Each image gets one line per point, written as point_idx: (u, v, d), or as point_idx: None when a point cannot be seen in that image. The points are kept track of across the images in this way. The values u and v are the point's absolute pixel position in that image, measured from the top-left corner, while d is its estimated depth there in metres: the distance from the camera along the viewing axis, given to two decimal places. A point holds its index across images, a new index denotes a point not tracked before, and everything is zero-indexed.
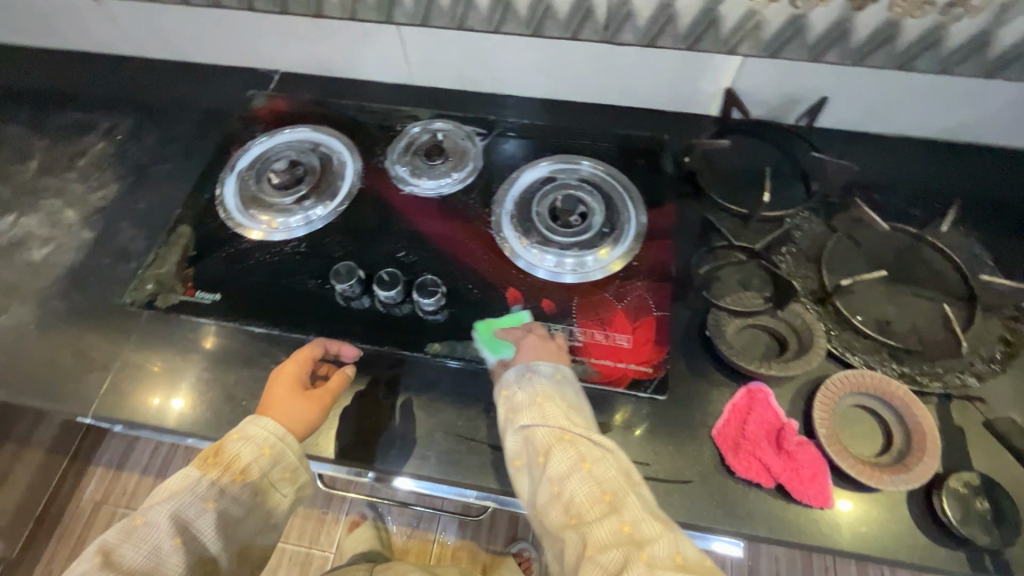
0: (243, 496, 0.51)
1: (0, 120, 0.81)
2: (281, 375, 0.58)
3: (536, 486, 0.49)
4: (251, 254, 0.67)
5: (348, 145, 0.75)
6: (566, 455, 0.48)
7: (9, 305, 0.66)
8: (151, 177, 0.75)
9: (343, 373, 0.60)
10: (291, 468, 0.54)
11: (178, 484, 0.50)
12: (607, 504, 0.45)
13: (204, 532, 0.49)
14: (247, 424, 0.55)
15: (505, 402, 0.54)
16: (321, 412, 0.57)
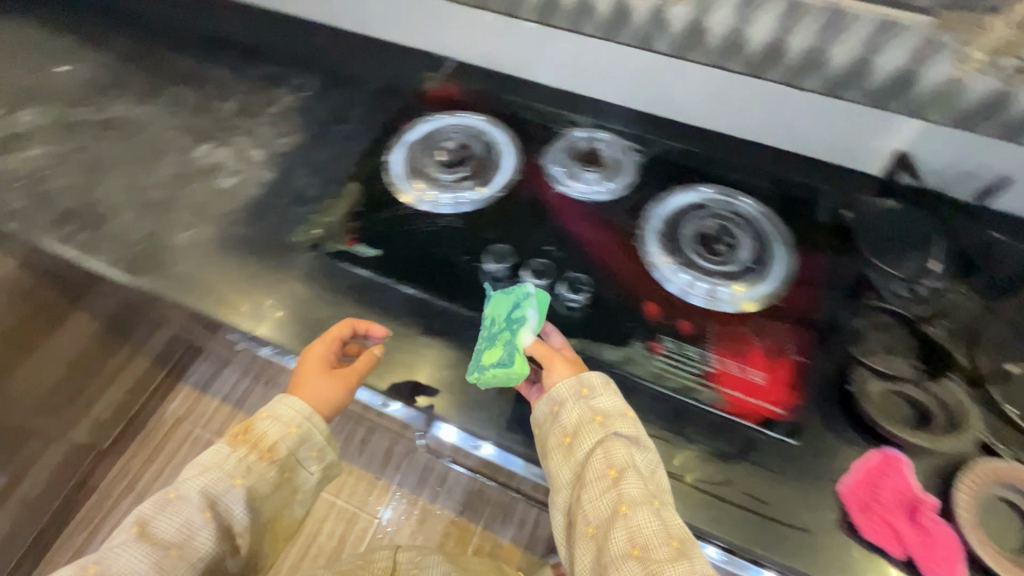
0: (269, 474, 0.57)
1: (212, 62, 0.91)
2: (309, 354, 0.62)
3: (602, 501, 0.52)
4: (410, 220, 0.72)
5: (510, 140, 0.80)
6: (644, 486, 0.51)
7: (196, 221, 0.73)
8: (330, 134, 0.82)
9: (370, 353, 0.63)
10: (319, 448, 0.60)
11: (211, 459, 0.56)
12: (675, 548, 0.49)
13: (234, 504, 0.55)
14: (275, 403, 0.60)
15: (587, 403, 0.55)
16: (347, 389, 0.61)
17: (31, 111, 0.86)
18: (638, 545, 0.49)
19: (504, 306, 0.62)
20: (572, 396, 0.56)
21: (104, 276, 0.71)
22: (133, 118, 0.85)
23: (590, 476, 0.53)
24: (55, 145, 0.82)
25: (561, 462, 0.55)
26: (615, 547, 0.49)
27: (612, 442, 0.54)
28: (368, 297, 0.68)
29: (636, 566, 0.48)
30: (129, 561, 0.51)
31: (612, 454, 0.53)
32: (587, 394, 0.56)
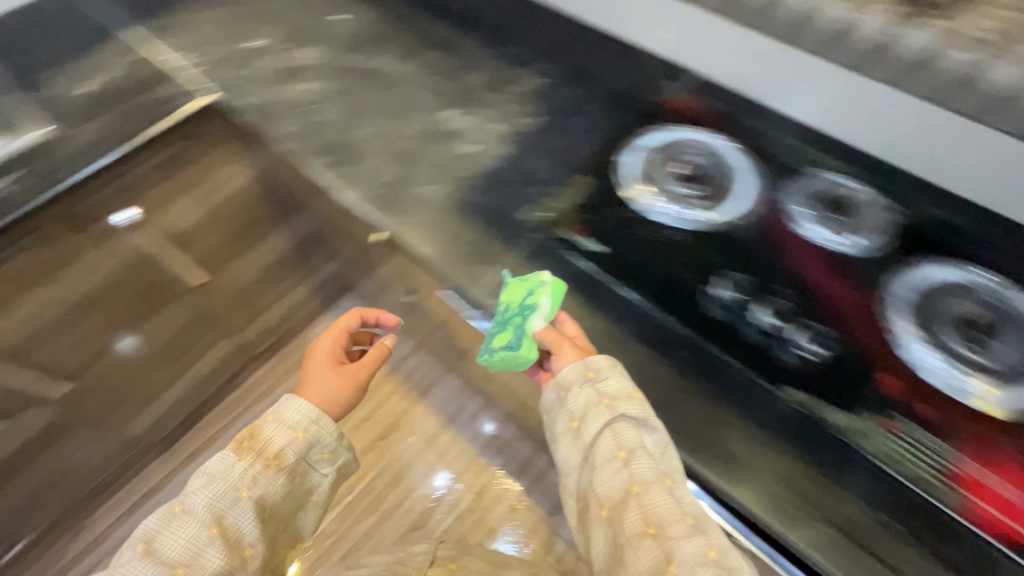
0: (278, 479, 0.71)
1: (467, 37, 0.98)
2: (320, 351, 0.83)
3: (615, 483, 0.59)
4: (637, 225, 0.73)
5: (751, 170, 0.76)
6: (655, 468, 0.58)
7: (435, 177, 0.79)
8: (565, 124, 0.85)
9: (380, 346, 0.84)
10: (328, 451, 0.75)
11: (221, 466, 0.69)
12: (688, 525, 0.57)
13: (240, 517, 0.68)
14: (281, 409, 0.74)
15: (593, 386, 0.61)
16: (354, 384, 0.80)
17: (311, 49, 0.97)
18: (654, 520, 0.57)
19: (519, 292, 0.66)
20: (577, 379, 0.62)
21: (349, 208, 0.79)
22: (392, 72, 0.92)
23: (599, 459, 0.61)
24: (327, 83, 0.91)
25: (572, 444, 0.62)
26: (630, 527, 0.57)
27: (618, 424, 0.60)
28: (584, 288, 0.69)
29: (652, 542, 0.57)
30: (141, 572, 0.64)
31: (620, 438, 0.60)
32: (593, 377, 0.61)
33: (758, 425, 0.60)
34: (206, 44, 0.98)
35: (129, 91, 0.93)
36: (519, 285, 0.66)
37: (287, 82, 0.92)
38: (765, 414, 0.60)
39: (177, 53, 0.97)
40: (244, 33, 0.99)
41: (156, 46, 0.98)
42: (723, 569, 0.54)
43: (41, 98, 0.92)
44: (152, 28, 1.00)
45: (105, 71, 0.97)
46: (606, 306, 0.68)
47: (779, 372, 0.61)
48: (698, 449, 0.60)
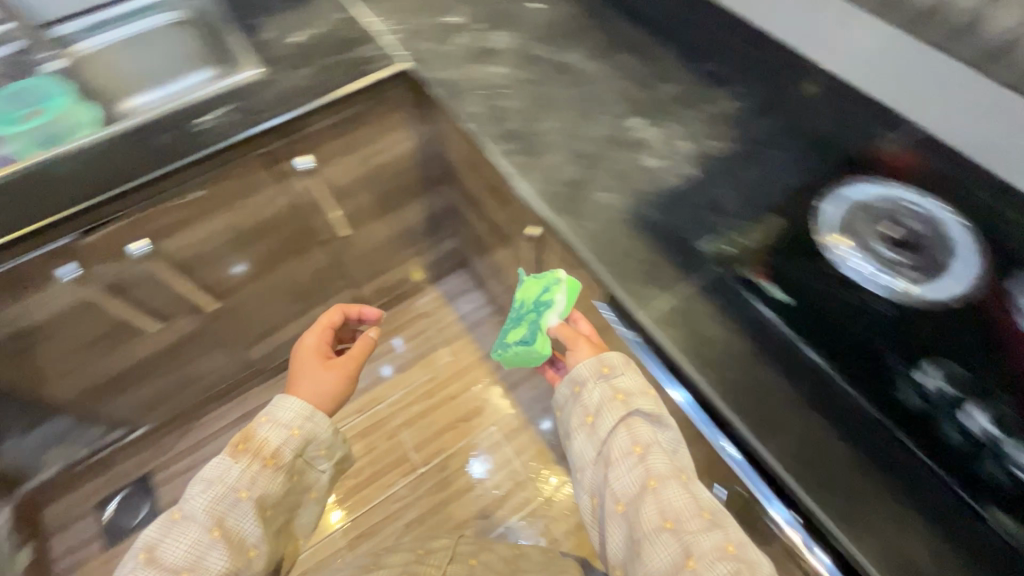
0: (277, 479, 0.73)
1: (663, 45, 0.94)
2: (307, 348, 0.90)
3: (631, 480, 0.67)
4: (830, 282, 0.66)
5: (974, 251, 0.67)
6: (669, 463, 0.67)
7: (613, 185, 0.76)
8: (760, 156, 0.80)
9: (365, 339, 0.90)
10: (324, 448, 0.78)
11: (219, 469, 0.71)
12: (706, 519, 0.63)
13: (239, 518, 0.69)
14: (274, 408, 0.77)
15: (608, 385, 0.72)
16: (344, 381, 0.86)
17: (503, 34, 0.97)
18: (670, 516, 0.63)
19: (536, 291, 0.84)
20: (592, 375, 0.73)
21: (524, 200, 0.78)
22: (582, 69, 0.91)
23: (615, 455, 0.69)
24: (515, 69, 0.91)
25: (589, 439, 0.71)
26: (649, 521, 0.64)
27: (632, 420, 0.70)
28: (765, 344, 0.63)
29: (670, 535, 0.63)
30: None
31: (636, 436, 0.69)
32: (607, 373, 0.72)
33: (947, 536, 0.52)
34: (406, 13, 1.01)
35: (332, 46, 0.96)
36: (536, 286, 0.84)
37: (477, 62, 0.93)
38: (958, 525, 0.52)
39: (379, 16, 1.01)
40: (442, 8, 1.01)
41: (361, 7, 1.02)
42: (743, 563, 0.59)
43: (254, 40, 0.99)
44: None
45: (312, 22, 1.00)
46: (781, 359, 0.62)
47: (969, 477, 0.53)
48: (869, 537, 0.52)
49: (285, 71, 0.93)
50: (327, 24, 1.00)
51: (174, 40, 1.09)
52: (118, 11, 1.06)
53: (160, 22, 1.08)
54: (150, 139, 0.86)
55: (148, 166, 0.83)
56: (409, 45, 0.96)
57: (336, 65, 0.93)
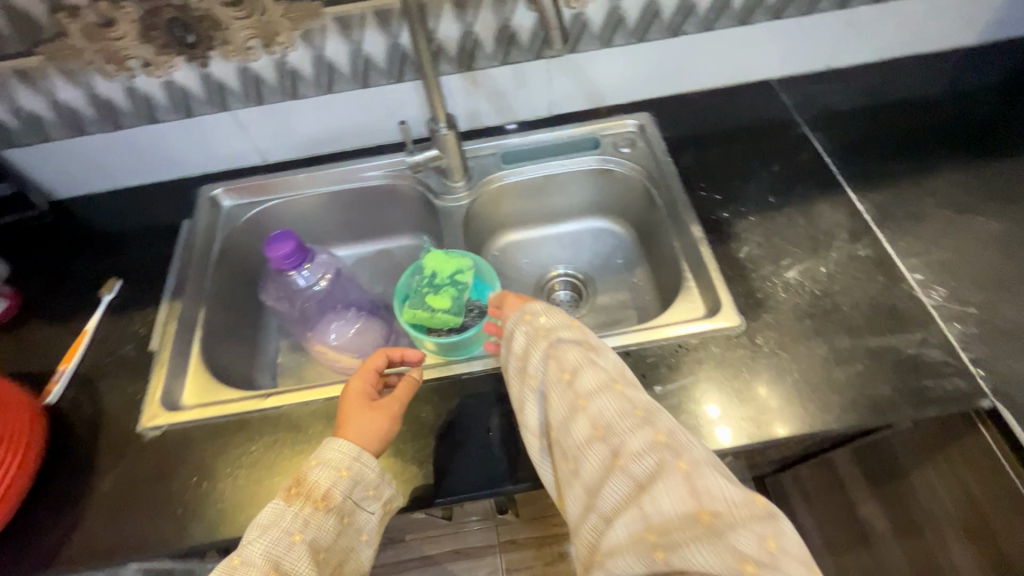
0: (329, 522, 0.49)
1: None
2: (348, 390, 0.57)
3: (559, 406, 0.48)
4: None
5: None
6: (600, 374, 0.48)
7: None
8: None
9: (409, 377, 0.58)
10: (375, 486, 0.52)
11: (268, 518, 0.47)
12: (637, 416, 0.44)
13: (300, 564, 0.46)
14: (323, 447, 0.52)
15: (529, 323, 0.53)
16: (391, 420, 0.55)
17: None
18: (602, 419, 0.45)
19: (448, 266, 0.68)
20: (515, 321, 0.54)
21: None
22: None
23: (542, 385, 0.50)
24: None
25: (519, 383, 0.52)
26: (577, 436, 0.45)
27: (559, 346, 0.51)
28: None
29: (598, 446, 0.44)
30: None
31: (558, 357, 0.50)
32: (531, 319, 0.54)
33: None
34: (973, 283, 0.64)
35: (853, 319, 0.62)
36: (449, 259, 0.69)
37: None
38: None
39: (926, 277, 0.65)
40: None
41: (891, 246, 0.67)
42: (674, 453, 0.41)
43: (726, 253, 0.69)
44: (885, 212, 0.70)
45: (813, 250, 0.68)
46: None
47: None
48: None
49: (780, 340, 0.62)
50: (840, 264, 0.66)
51: (592, 187, 0.84)
52: (546, 137, 0.83)
53: (588, 161, 0.82)
54: None
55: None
56: (992, 359, 0.59)
57: (866, 361, 0.59)
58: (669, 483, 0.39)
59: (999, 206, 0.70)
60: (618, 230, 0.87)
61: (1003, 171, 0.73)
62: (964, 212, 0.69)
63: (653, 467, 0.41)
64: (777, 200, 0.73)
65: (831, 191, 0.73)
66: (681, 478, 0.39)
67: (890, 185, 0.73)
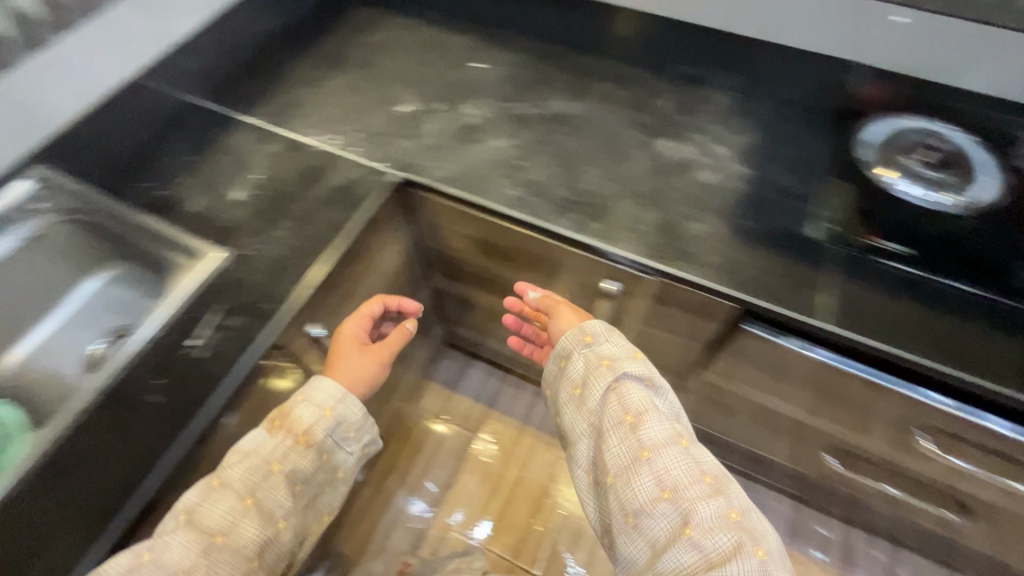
0: (305, 459, 0.64)
1: (622, 64, 0.94)
2: (347, 335, 0.76)
3: (623, 450, 0.64)
4: (925, 217, 0.73)
5: (987, 158, 0.79)
6: (668, 428, 0.65)
7: (700, 213, 0.75)
8: (784, 133, 0.83)
9: (403, 330, 0.78)
10: (353, 428, 0.68)
11: (253, 443, 0.62)
12: (704, 484, 0.61)
13: (274, 491, 0.61)
14: (310, 386, 0.67)
15: (590, 350, 0.71)
16: (379, 365, 0.75)
17: (472, 106, 0.88)
18: (668, 482, 0.62)
19: None
20: (575, 343, 0.72)
21: (629, 263, 0.72)
22: (578, 114, 0.87)
23: (606, 425, 0.66)
24: (514, 137, 0.84)
25: (577, 412, 0.70)
26: (642, 488, 0.62)
27: (621, 385, 0.68)
28: (916, 292, 0.67)
29: (663, 503, 0.61)
30: (178, 543, 0.57)
31: (625, 403, 0.66)
32: (590, 342, 0.71)
33: None
34: (346, 119, 0.86)
35: (295, 190, 0.78)
36: None
37: (468, 145, 0.83)
38: None
39: (319, 134, 0.85)
40: (384, 102, 0.89)
41: (287, 131, 0.85)
42: (743, 532, 0.57)
43: (182, 216, 0.77)
44: (272, 115, 0.88)
45: (242, 169, 0.81)
46: (949, 299, 0.67)
47: None
48: None
49: (256, 239, 0.74)
50: (265, 165, 0.81)
51: (42, 260, 0.80)
52: None
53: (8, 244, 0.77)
54: (140, 407, 0.63)
55: (187, 419, 0.62)
56: (380, 151, 0.82)
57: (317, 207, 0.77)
58: (744, 561, 0.55)
59: (335, 68, 0.94)
60: (115, 271, 0.83)
61: (326, 48, 0.98)
62: (317, 84, 0.92)
63: (726, 542, 0.56)
64: (199, 154, 0.84)
65: (232, 125, 0.87)
66: (757, 563, 0.55)
67: (265, 97, 0.90)
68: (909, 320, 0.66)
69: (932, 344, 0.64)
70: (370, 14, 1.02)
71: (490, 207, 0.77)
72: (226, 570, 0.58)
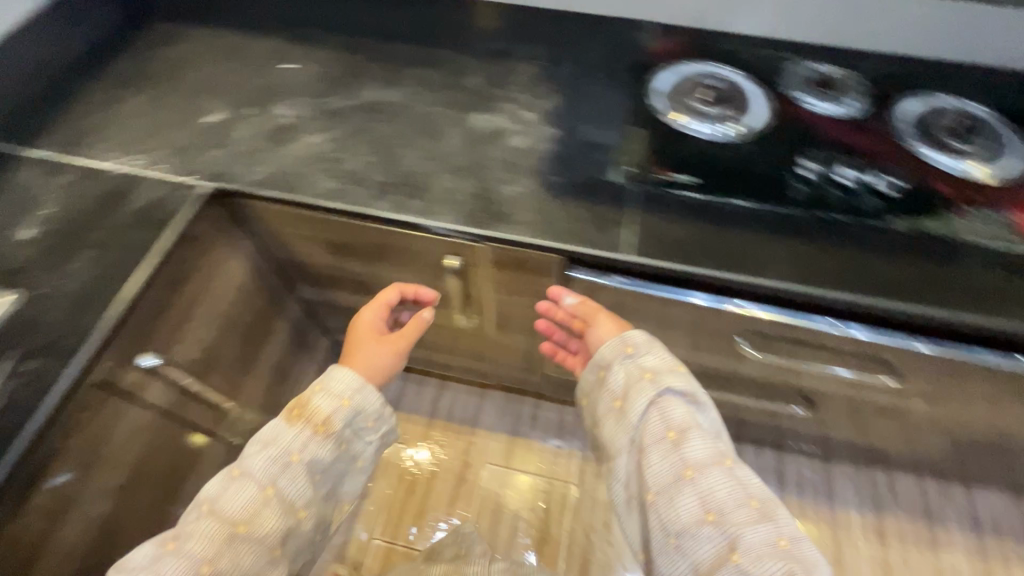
0: (324, 449, 0.72)
1: (432, 47, 0.97)
2: (364, 322, 0.85)
3: (666, 466, 0.68)
4: (708, 149, 0.81)
5: (757, 90, 0.88)
6: (709, 449, 0.69)
7: (512, 176, 0.79)
8: (585, 92, 0.90)
9: (418, 318, 0.85)
10: (371, 417, 0.76)
11: (272, 432, 0.71)
12: (752, 509, 0.65)
13: (293, 479, 0.70)
14: (329, 377, 0.76)
15: (631, 362, 0.74)
16: (397, 352, 0.84)
17: (283, 106, 0.87)
18: (712, 504, 0.66)
19: None
20: (617, 355, 0.75)
21: (449, 232, 0.75)
22: (391, 100, 0.88)
23: (649, 439, 0.70)
24: (328, 131, 0.84)
25: (617, 424, 0.73)
26: (687, 509, 0.66)
27: (663, 400, 0.71)
28: (704, 215, 0.75)
29: (707, 526, 0.65)
30: (205, 528, 0.66)
31: (667, 419, 0.70)
32: (630, 353, 0.74)
33: (890, 253, 0.72)
34: (148, 137, 0.83)
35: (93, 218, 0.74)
36: None
37: (282, 145, 0.82)
38: (886, 243, 0.73)
39: (118, 156, 0.80)
40: (189, 114, 0.86)
41: (81, 158, 0.80)
42: (791, 559, 0.61)
43: None
44: (63, 144, 0.82)
45: (32, 205, 0.76)
46: (732, 215, 0.75)
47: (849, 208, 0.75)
48: (874, 291, 0.69)
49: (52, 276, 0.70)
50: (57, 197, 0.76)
51: None
52: None
53: None
54: None
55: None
56: (186, 165, 0.79)
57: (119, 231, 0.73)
58: None
59: (133, 86, 0.89)
60: None
61: (121, 67, 0.92)
62: (113, 105, 0.87)
63: (777, 567, 0.61)
64: None
65: (16, 160, 0.80)
66: None
67: (53, 125, 0.84)
68: (699, 238, 0.73)
69: (720, 256, 0.72)
70: (169, 28, 0.98)
71: (310, 202, 0.77)
72: (246, 554, 0.67)
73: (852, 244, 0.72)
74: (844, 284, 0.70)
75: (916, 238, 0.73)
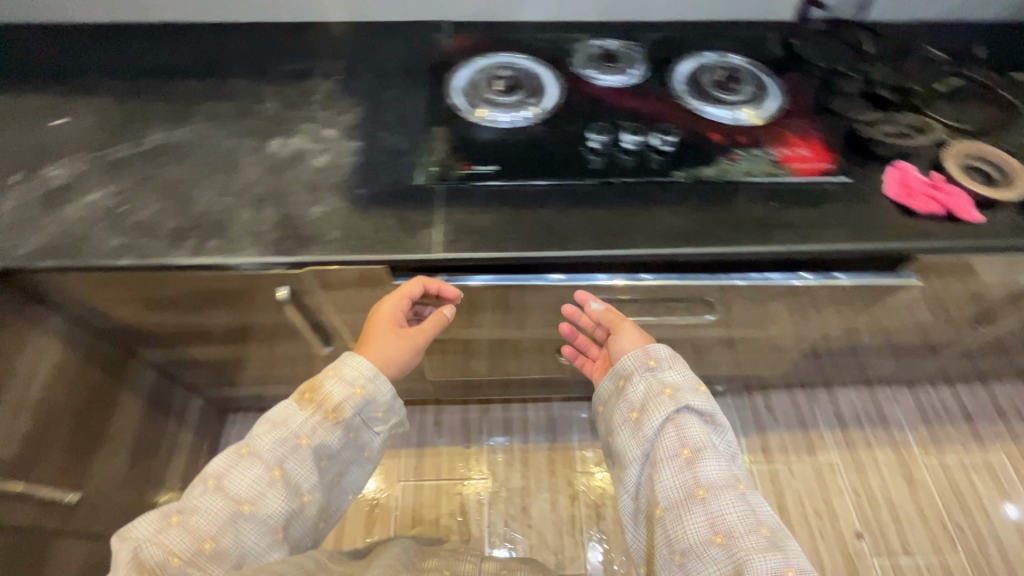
0: (330, 436, 0.66)
1: (223, 78, 0.93)
2: (384, 312, 0.76)
3: (676, 483, 0.63)
4: (508, 136, 0.84)
5: (549, 73, 0.93)
6: (722, 472, 0.63)
7: (316, 197, 0.78)
8: (386, 101, 0.90)
9: (437, 316, 0.76)
10: (381, 408, 0.70)
11: (284, 412, 0.65)
12: (760, 534, 0.59)
13: (301, 463, 0.64)
14: (342, 363, 0.69)
15: (652, 376, 0.69)
16: (412, 348, 0.75)
17: (57, 165, 0.80)
18: (722, 526, 0.60)
19: None
20: (638, 366, 0.70)
21: (257, 266, 0.72)
22: (181, 140, 0.84)
23: (660, 454, 0.65)
24: (112, 184, 0.78)
25: (632, 436, 0.68)
26: (694, 529, 0.60)
27: (682, 417, 0.66)
28: (506, 201, 0.78)
29: (714, 548, 0.59)
30: (211, 506, 0.60)
31: (684, 437, 0.65)
32: (653, 366, 0.70)
33: (677, 204, 0.79)
34: None
35: None
36: None
37: (59, 208, 0.76)
38: (672, 196, 0.79)
39: None
40: None
41: None
42: None
43: None
44: None
45: None
46: (533, 196, 0.78)
47: (636, 171, 0.81)
48: (666, 241, 0.75)
49: None
50: None
51: None
52: None
53: None
54: None
55: None
56: None
57: None
58: None
59: None
60: None
61: None
62: None
63: None
64: None
65: None
66: None
67: None
68: (503, 225, 0.76)
69: (525, 237, 0.75)
70: None
71: (98, 263, 0.71)
72: (249, 537, 0.60)
73: (724, 204, 0.79)
74: (645, 240, 0.75)
75: (696, 186, 0.80)
